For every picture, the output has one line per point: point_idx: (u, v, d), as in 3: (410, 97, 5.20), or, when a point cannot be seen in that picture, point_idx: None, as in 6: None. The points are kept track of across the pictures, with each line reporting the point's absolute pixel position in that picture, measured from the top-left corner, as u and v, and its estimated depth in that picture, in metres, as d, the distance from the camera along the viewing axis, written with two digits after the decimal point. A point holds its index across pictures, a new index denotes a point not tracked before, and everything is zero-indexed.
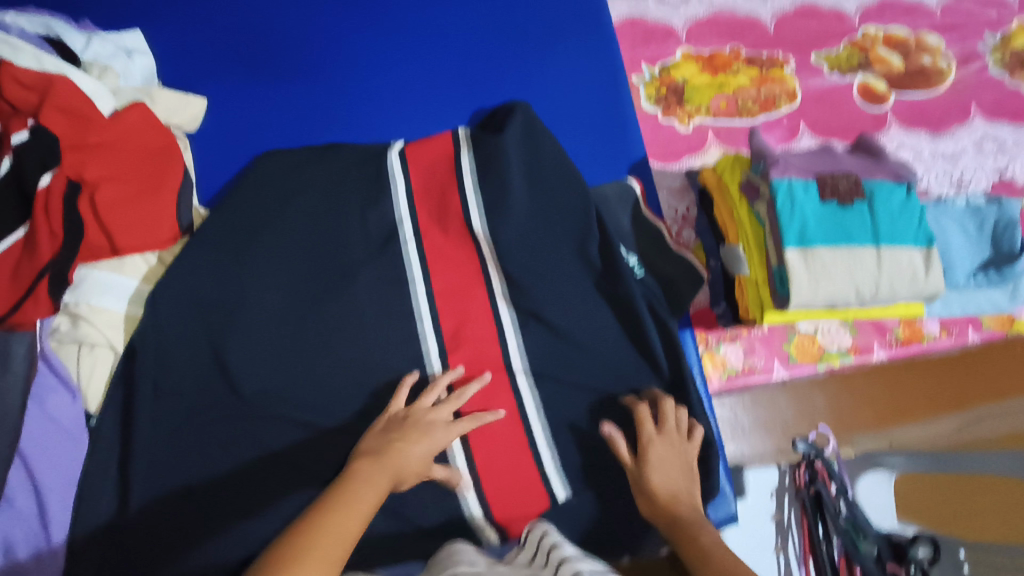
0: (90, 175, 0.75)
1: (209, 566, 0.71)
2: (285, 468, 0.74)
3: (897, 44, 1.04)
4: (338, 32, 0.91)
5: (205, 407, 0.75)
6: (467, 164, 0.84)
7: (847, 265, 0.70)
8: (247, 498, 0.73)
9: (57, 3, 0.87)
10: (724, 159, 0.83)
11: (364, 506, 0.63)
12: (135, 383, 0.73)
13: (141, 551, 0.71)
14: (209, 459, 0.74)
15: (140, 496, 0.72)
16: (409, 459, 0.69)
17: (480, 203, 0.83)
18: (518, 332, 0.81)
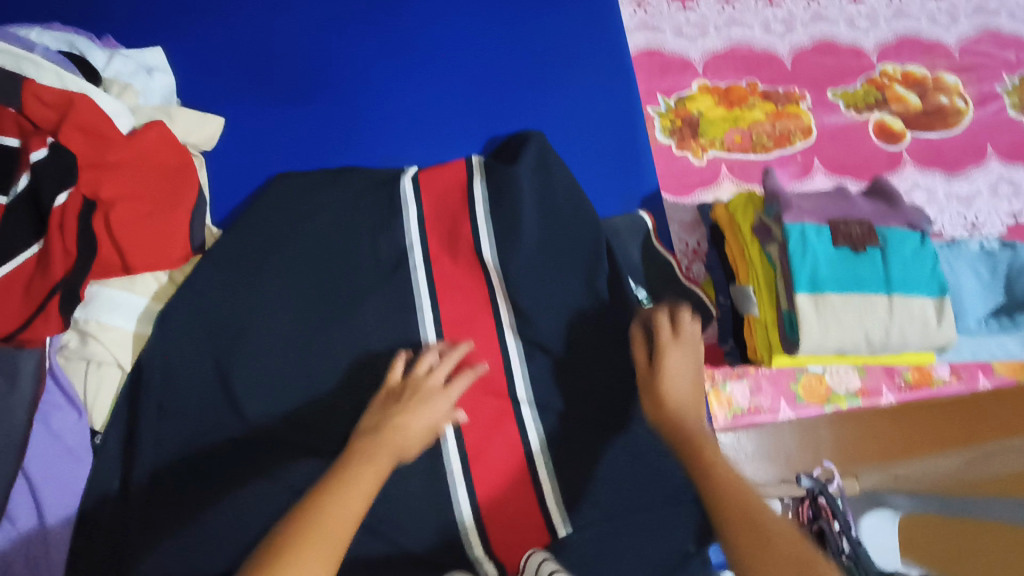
0: (106, 194, 0.75)
1: (210, 529, 0.71)
2: (293, 433, 0.75)
3: (914, 83, 1.04)
4: (357, 56, 0.93)
5: (209, 425, 0.75)
6: (479, 192, 0.84)
7: (858, 311, 0.70)
8: (252, 460, 0.74)
9: (86, 23, 0.89)
10: (736, 199, 0.82)
11: (370, 481, 0.64)
12: (140, 403, 0.74)
13: (147, 512, 0.72)
14: (218, 423, 0.75)
15: (147, 463, 0.73)
16: (411, 434, 0.70)
17: (492, 231, 0.82)
18: (524, 362, 0.80)
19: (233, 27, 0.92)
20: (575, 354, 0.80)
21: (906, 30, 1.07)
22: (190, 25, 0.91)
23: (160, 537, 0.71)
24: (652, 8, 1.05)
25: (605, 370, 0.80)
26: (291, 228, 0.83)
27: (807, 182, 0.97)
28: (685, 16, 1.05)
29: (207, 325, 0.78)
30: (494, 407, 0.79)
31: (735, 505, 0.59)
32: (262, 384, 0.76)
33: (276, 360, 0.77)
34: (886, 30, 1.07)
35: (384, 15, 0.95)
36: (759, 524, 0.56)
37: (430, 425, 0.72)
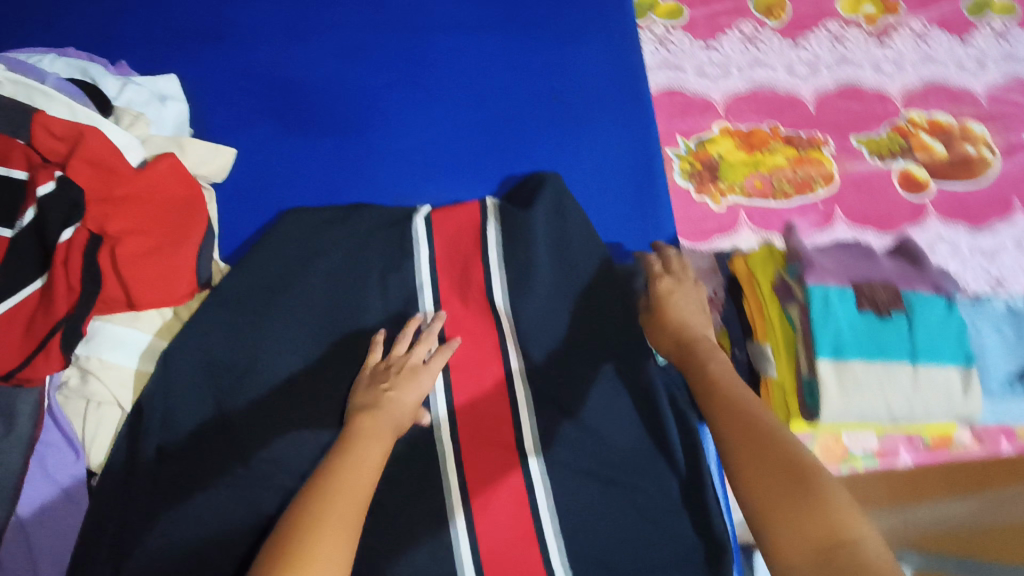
0: (113, 229, 0.74)
1: (214, 506, 0.71)
2: (295, 399, 0.75)
3: (940, 131, 1.01)
4: (375, 90, 0.92)
5: (210, 436, 0.73)
6: (493, 236, 0.82)
7: (881, 380, 0.69)
8: (259, 431, 0.74)
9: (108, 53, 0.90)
10: (757, 252, 0.80)
11: (373, 461, 0.67)
12: (141, 441, 0.72)
13: (152, 489, 0.71)
14: (227, 400, 0.75)
15: (152, 443, 0.72)
16: (405, 410, 0.72)
17: (505, 277, 0.81)
18: (532, 412, 0.77)
19: (253, 58, 0.92)
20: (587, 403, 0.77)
21: (932, 76, 1.05)
22: (211, 56, 0.91)
23: (163, 516, 0.70)
24: (674, 47, 1.04)
25: (616, 424, 0.77)
26: (299, 266, 0.81)
27: (827, 232, 0.93)
28: (707, 55, 1.04)
29: (211, 364, 0.76)
30: (499, 458, 0.75)
31: (731, 417, 0.66)
32: (264, 425, 0.74)
33: (279, 400, 0.75)
34: (913, 76, 1.05)
35: (403, 50, 0.94)
36: (757, 436, 0.63)
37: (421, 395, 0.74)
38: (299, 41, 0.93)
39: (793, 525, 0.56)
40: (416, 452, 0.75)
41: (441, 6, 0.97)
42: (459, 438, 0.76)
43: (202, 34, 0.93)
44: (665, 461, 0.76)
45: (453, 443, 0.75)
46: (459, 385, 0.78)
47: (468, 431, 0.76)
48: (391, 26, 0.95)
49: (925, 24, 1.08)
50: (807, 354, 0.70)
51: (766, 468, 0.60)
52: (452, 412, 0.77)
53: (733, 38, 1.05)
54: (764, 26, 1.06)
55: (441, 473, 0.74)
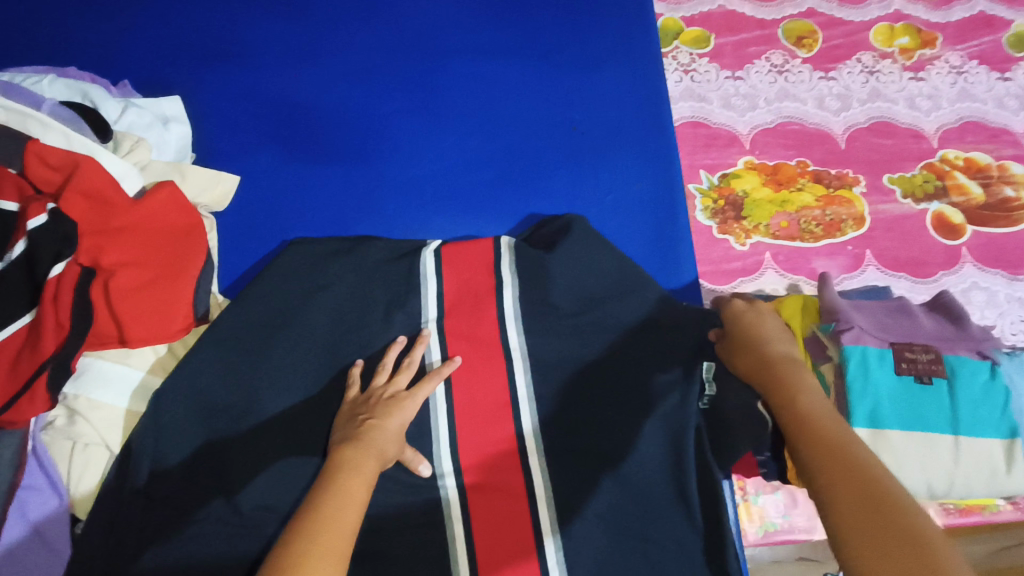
0: (107, 261, 0.70)
1: (202, 543, 0.67)
2: (281, 434, 0.71)
3: (978, 171, 0.96)
4: (386, 118, 0.88)
5: (202, 467, 0.70)
6: (508, 275, 0.78)
7: (920, 453, 0.65)
8: (251, 463, 0.70)
9: (116, 76, 0.87)
10: (791, 300, 0.76)
11: (359, 491, 0.62)
12: (129, 478, 0.68)
13: (139, 521, 0.67)
14: (219, 432, 0.71)
15: (144, 471, 0.69)
16: (390, 438, 0.67)
17: (519, 313, 0.76)
18: (542, 454, 0.71)
19: (261, 80, 0.89)
20: (604, 449, 0.71)
21: (970, 113, 1.00)
22: (221, 78, 0.89)
23: (149, 550, 0.66)
24: (699, 77, 1.00)
25: (640, 474, 0.70)
26: (298, 299, 0.76)
27: (857, 276, 0.89)
28: (734, 86, 1.00)
29: (198, 403, 0.72)
30: (507, 508, 0.69)
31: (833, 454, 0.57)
32: (252, 467, 0.70)
33: (271, 443, 0.71)
34: (949, 112, 1.00)
35: (417, 76, 0.91)
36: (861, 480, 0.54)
37: (403, 422, 0.69)
38: (309, 64, 0.90)
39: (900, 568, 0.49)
40: (418, 499, 0.70)
41: (457, 30, 0.93)
42: (465, 487, 0.70)
43: (210, 54, 0.90)
44: (682, 510, 0.69)
45: (458, 490, 0.70)
46: (465, 431, 0.72)
47: (474, 479, 0.71)
48: (405, 50, 0.92)
49: (963, 58, 1.03)
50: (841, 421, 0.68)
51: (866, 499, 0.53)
52: (457, 457, 0.71)
53: (762, 68, 1.01)
54: (794, 56, 1.02)
55: (444, 522, 0.69)
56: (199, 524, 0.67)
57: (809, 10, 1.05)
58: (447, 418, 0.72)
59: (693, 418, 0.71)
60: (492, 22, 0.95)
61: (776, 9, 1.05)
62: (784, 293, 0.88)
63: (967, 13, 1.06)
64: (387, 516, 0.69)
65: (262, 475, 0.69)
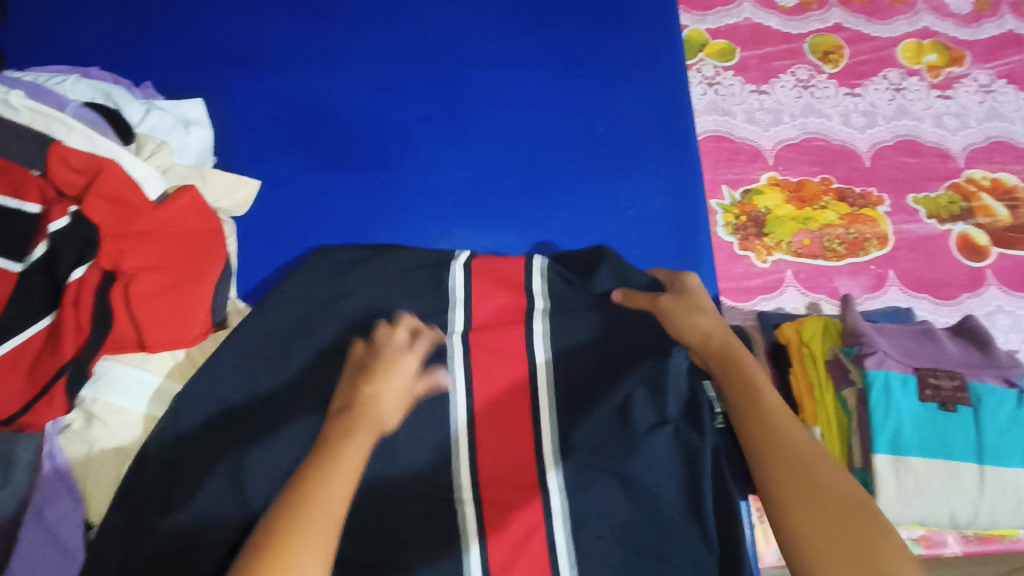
0: (127, 266, 0.69)
1: (211, 533, 0.65)
2: (298, 432, 0.69)
3: (1004, 192, 0.95)
4: (408, 124, 0.88)
5: (215, 464, 0.67)
6: (539, 296, 0.77)
7: (943, 482, 0.65)
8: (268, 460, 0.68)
9: (140, 79, 0.87)
10: (812, 322, 0.77)
11: (353, 459, 0.59)
12: (145, 478, 0.66)
13: (149, 504, 0.66)
14: (237, 432, 0.69)
15: (158, 444, 0.68)
16: (388, 403, 0.65)
17: (548, 329, 0.75)
18: (561, 468, 0.69)
19: (282, 84, 0.88)
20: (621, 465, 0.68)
21: (998, 133, 0.98)
22: (244, 82, 0.88)
23: (157, 534, 0.65)
24: (723, 90, 0.99)
25: (655, 496, 0.68)
26: (321, 309, 0.75)
27: (879, 296, 0.88)
28: (758, 100, 0.99)
29: (216, 403, 0.70)
30: (522, 523, 0.67)
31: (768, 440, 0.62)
32: (264, 469, 0.67)
33: (277, 442, 0.68)
34: (977, 132, 0.98)
35: (440, 83, 0.90)
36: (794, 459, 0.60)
37: (403, 392, 0.67)
38: (332, 69, 0.90)
39: (851, 559, 0.52)
40: (433, 508, 0.68)
41: (479, 37, 0.93)
42: (482, 501, 0.68)
43: (233, 56, 0.89)
44: (699, 531, 0.67)
45: (475, 505, 0.68)
46: (483, 445, 0.70)
47: (492, 494, 0.69)
48: (427, 56, 0.91)
49: (992, 77, 1.02)
50: (862, 447, 0.69)
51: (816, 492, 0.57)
52: (475, 470, 0.70)
53: (787, 83, 1.00)
54: (820, 71, 1.01)
55: (459, 535, 0.67)
56: (212, 523, 0.66)
57: (837, 24, 1.04)
58: (467, 431, 0.71)
59: (711, 438, 0.69)
60: (515, 30, 0.94)
61: (803, 23, 1.04)
62: (806, 312, 0.87)
63: (996, 32, 1.05)
64: (399, 526, 0.67)
65: (275, 475, 0.67)
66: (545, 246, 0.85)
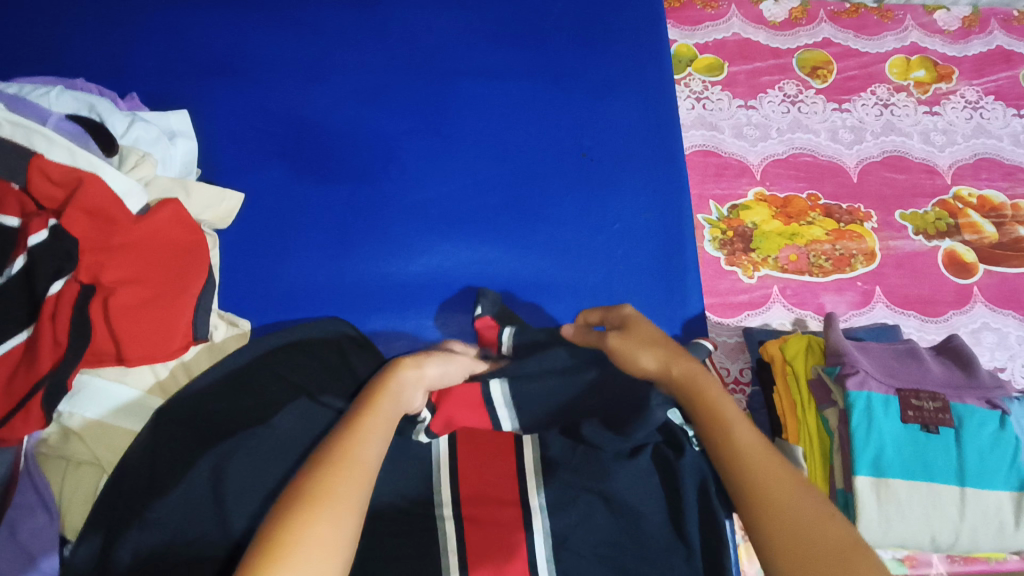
0: (108, 279, 0.68)
1: (186, 550, 0.60)
2: (275, 448, 0.66)
3: (991, 209, 0.95)
4: (392, 138, 0.88)
5: (193, 480, 0.63)
6: (499, 396, 0.72)
7: (924, 504, 0.65)
8: (257, 478, 0.64)
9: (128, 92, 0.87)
10: (795, 340, 0.77)
11: (392, 403, 0.61)
12: (127, 486, 0.63)
13: (126, 514, 0.61)
14: (218, 450, 0.65)
15: (136, 453, 0.64)
16: (430, 375, 0.67)
17: (510, 398, 0.72)
18: (543, 489, 0.66)
19: (270, 97, 0.88)
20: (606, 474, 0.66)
21: (985, 149, 0.98)
22: (232, 95, 0.88)
23: (127, 544, 0.59)
24: (711, 105, 0.99)
25: (638, 513, 0.66)
26: (308, 348, 0.75)
27: (866, 312, 0.88)
28: (746, 115, 0.99)
29: (195, 420, 0.67)
30: (502, 540, 0.63)
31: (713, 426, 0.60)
32: (247, 482, 0.64)
33: (263, 456, 0.65)
34: (965, 148, 0.98)
35: (427, 94, 0.90)
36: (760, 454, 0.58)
37: (451, 357, 0.70)
38: (319, 82, 0.90)
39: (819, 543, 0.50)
40: (415, 523, 0.64)
41: (467, 52, 0.93)
42: (463, 518, 0.64)
43: (220, 69, 0.89)
44: (682, 552, 0.65)
45: (456, 522, 0.64)
46: (465, 459, 0.68)
47: (473, 510, 0.65)
48: (416, 68, 0.91)
49: (980, 93, 1.02)
50: (844, 468, 0.69)
51: (805, 506, 0.53)
52: (458, 486, 0.67)
53: (775, 98, 1.00)
54: (808, 86, 1.01)
55: (440, 553, 0.62)
56: (188, 537, 0.60)
57: (825, 40, 1.04)
58: (449, 446, 0.69)
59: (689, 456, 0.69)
60: (502, 46, 0.94)
61: (791, 38, 1.04)
62: (792, 328, 0.87)
63: (985, 48, 1.05)
64: (378, 543, 0.62)
65: (261, 489, 0.64)
66: (531, 260, 0.84)
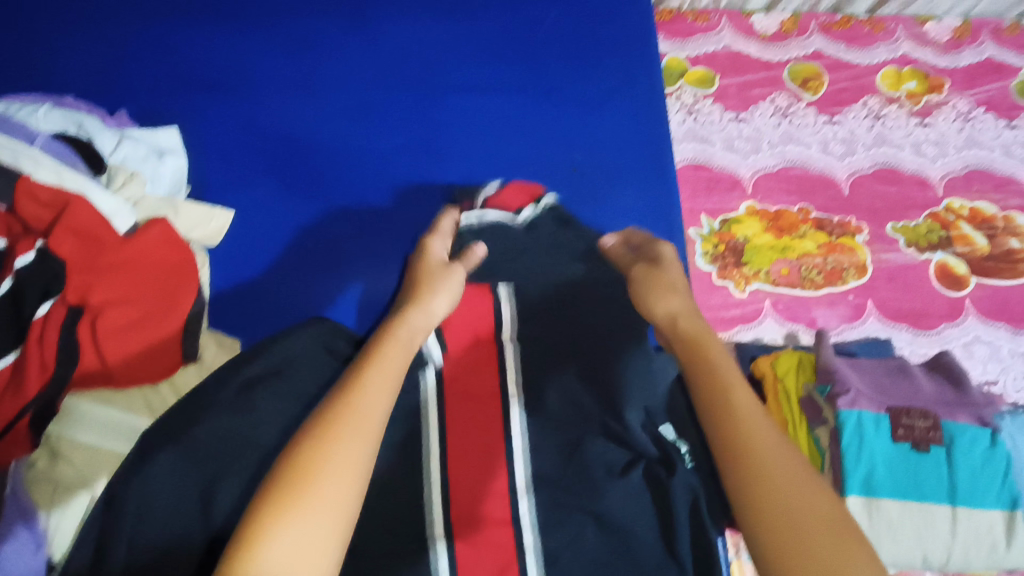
0: (95, 300, 0.67)
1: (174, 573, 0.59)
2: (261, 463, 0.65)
3: (983, 221, 0.95)
4: (383, 151, 0.88)
5: (186, 505, 0.62)
6: (504, 299, 0.76)
7: (915, 524, 0.65)
8: (241, 490, 0.63)
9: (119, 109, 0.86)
10: (786, 357, 0.77)
11: (396, 356, 0.60)
12: (113, 509, 0.59)
13: (111, 538, 0.58)
14: (210, 474, 0.63)
15: (122, 472, 0.60)
16: (435, 310, 0.68)
17: (514, 300, 0.77)
18: (534, 508, 0.66)
19: (261, 112, 0.88)
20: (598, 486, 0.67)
21: (977, 161, 0.98)
22: (223, 111, 0.88)
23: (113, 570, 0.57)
24: (702, 117, 1.00)
25: (629, 533, 0.66)
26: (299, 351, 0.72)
27: (857, 326, 0.88)
28: (737, 128, 0.99)
29: (186, 436, 0.63)
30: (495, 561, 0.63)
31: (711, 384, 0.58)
32: (235, 500, 0.63)
33: (251, 473, 0.64)
34: (956, 159, 0.98)
35: (418, 108, 0.90)
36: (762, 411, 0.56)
37: (455, 285, 0.71)
38: (310, 96, 0.89)
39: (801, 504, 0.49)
40: (405, 546, 0.63)
41: (459, 65, 0.93)
42: (454, 538, 0.63)
43: (212, 85, 0.89)
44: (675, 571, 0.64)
45: (447, 543, 0.63)
46: (456, 476, 0.67)
47: (464, 530, 0.64)
48: (407, 82, 0.91)
49: (971, 104, 1.02)
50: None
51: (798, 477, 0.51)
52: (448, 503, 0.65)
53: (766, 111, 1.00)
54: (800, 99, 1.01)
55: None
56: (177, 559, 0.59)
57: (816, 52, 1.05)
58: (440, 464, 0.67)
59: (680, 478, 0.68)
60: (493, 58, 0.94)
61: (782, 50, 1.04)
62: (783, 342, 0.87)
63: (976, 59, 1.05)
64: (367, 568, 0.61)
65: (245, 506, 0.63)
66: None
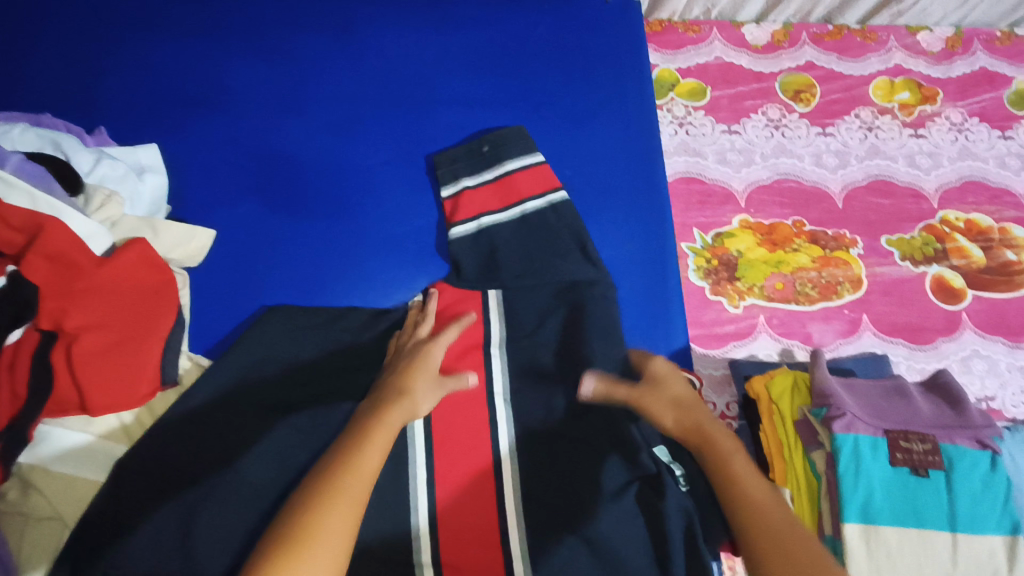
0: (70, 325, 0.65)
1: None
2: (246, 494, 0.62)
3: (979, 233, 0.93)
4: (369, 169, 0.86)
5: (161, 538, 0.59)
6: (494, 300, 0.76)
7: (914, 550, 0.63)
8: (228, 525, 0.60)
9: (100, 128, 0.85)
10: (781, 379, 0.76)
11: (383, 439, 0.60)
12: (86, 545, 0.59)
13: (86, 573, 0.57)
14: (187, 506, 0.60)
15: (97, 506, 0.60)
16: (420, 398, 0.65)
17: (503, 303, 0.76)
18: (524, 534, 0.64)
19: (246, 129, 0.87)
20: (590, 511, 0.64)
21: (971, 172, 0.97)
22: (206, 128, 0.86)
23: None
24: (694, 130, 0.99)
25: (623, 557, 0.62)
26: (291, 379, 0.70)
27: (853, 341, 0.86)
28: (729, 140, 0.98)
29: (163, 470, 0.62)
30: None
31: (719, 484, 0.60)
32: (218, 536, 0.59)
33: (235, 506, 0.61)
34: (950, 171, 0.97)
35: (405, 124, 0.89)
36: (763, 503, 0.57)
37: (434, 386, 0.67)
38: (295, 113, 0.88)
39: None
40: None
41: (447, 81, 0.91)
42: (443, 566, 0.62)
43: (195, 101, 0.87)
44: None
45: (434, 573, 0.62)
46: (443, 501, 0.65)
47: (453, 557, 0.63)
48: (393, 99, 0.90)
49: (964, 115, 1.01)
50: (832, 513, 0.67)
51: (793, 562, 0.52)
52: (436, 530, 0.64)
53: (758, 123, 0.99)
54: (792, 110, 1.00)
55: None
56: None
57: (808, 63, 1.04)
58: (428, 490, 0.66)
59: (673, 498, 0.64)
60: (482, 74, 0.92)
61: (774, 61, 1.04)
62: (779, 359, 0.85)
63: (969, 69, 1.04)
64: None
65: (230, 545, 0.59)
66: None
